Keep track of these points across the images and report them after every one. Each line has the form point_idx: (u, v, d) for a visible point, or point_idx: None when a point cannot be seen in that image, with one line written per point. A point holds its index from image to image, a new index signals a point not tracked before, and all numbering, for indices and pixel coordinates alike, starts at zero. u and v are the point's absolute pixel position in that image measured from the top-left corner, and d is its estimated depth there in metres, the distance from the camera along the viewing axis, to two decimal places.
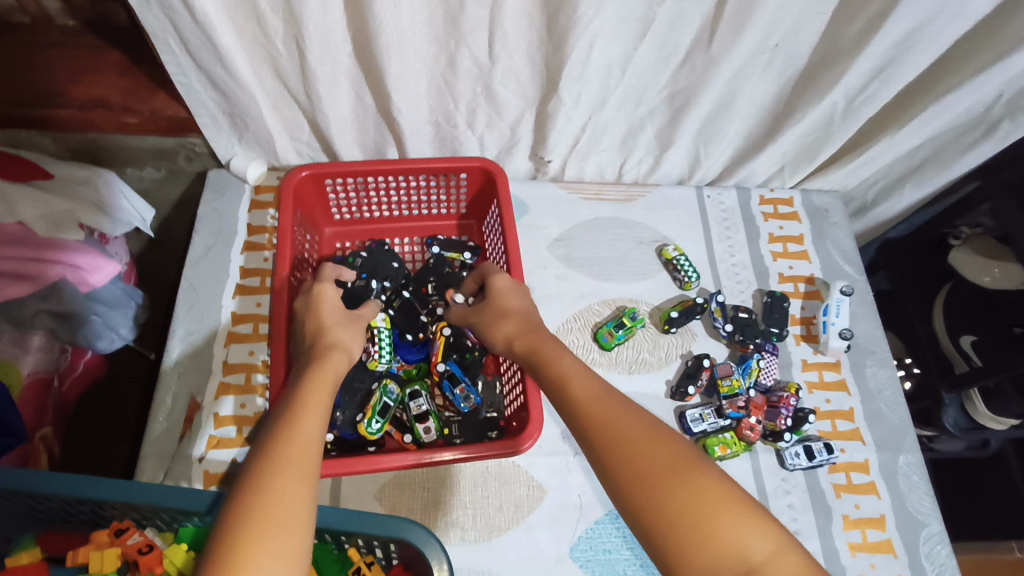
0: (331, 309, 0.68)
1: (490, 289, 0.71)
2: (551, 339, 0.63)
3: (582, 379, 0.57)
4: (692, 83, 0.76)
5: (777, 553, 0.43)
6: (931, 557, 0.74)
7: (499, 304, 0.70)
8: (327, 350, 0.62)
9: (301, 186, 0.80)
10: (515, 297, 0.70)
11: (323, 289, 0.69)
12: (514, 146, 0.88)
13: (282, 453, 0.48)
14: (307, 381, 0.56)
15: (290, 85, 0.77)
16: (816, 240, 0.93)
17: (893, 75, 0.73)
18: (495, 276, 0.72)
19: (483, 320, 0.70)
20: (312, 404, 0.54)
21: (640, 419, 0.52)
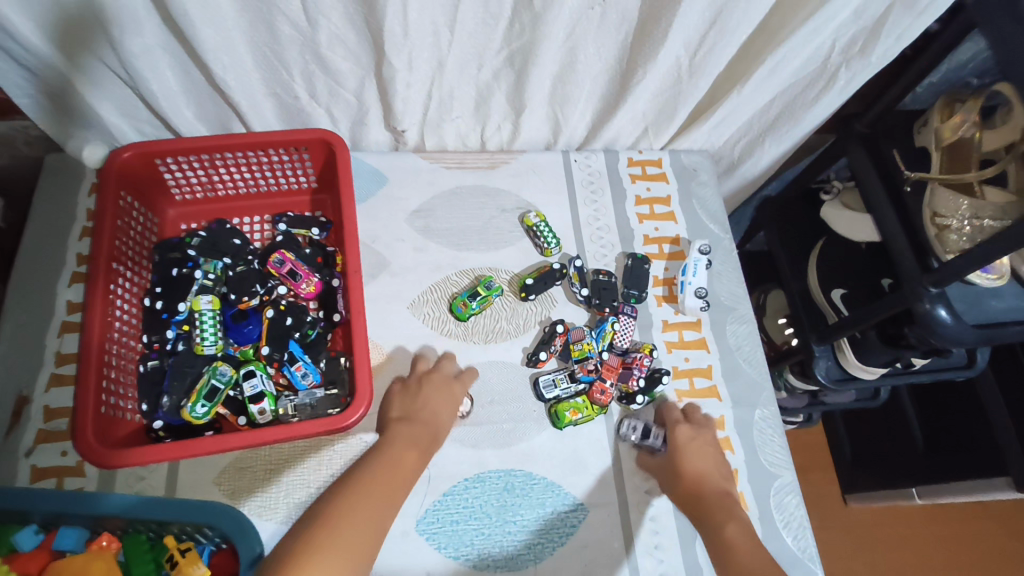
0: (443, 396, 0.72)
1: (674, 441, 0.73)
2: (719, 498, 0.68)
3: (716, 498, 0.68)
4: (526, 43, 0.74)
5: None
6: (780, 506, 0.75)
7: (689, 468, 0.71)
8: (419, 429, 0.68)
9: (128, 167, 0.75)
10: (699, 453, 0.72)
11: (455, 389, 0.73)
12: (365, 116, 0.85)
13: (363, 504, 0.55)
14: (404, 445, 0.65)
15: (104, 59, 0.73)
16: (682, 200, 0.92)
17: (727, 28, 0.72)
18: (677, 429, 0.74)
19: (663, 476, 0.72)
20: (400, 472, 0.61)
21: (746, 527, 0.64)
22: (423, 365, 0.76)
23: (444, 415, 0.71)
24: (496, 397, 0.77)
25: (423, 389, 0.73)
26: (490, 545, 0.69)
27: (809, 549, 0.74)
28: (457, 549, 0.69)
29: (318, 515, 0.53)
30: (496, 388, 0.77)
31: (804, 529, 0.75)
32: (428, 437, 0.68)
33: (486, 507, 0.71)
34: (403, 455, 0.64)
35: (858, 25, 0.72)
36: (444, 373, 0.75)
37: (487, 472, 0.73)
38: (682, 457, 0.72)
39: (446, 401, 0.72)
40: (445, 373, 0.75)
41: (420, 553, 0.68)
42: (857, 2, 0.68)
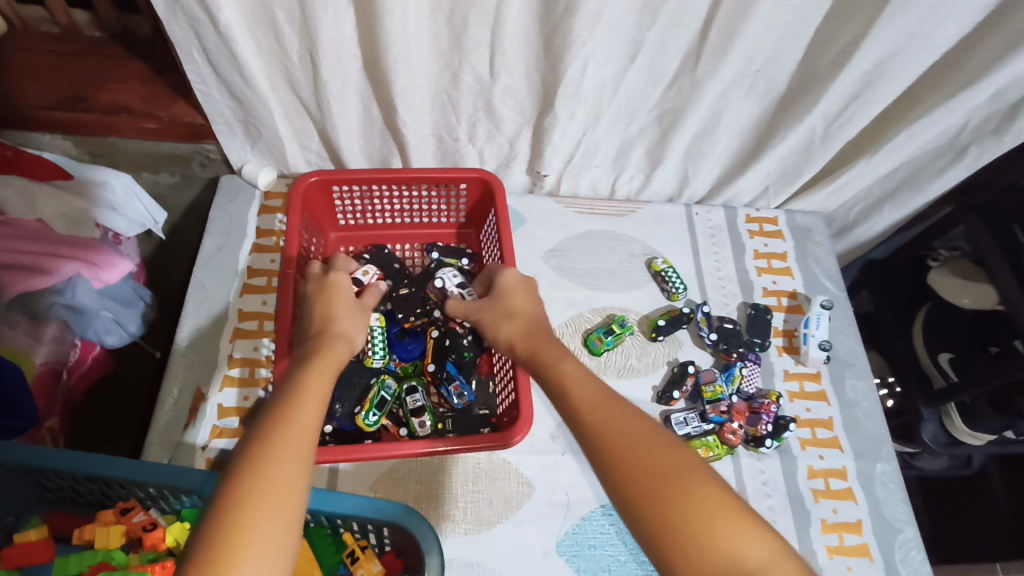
0: (342, 299, 0.70)
1: (499, 285, 0.75)
2: (553, 346, 0.64)
3: (556, 353, 0.63)
4: (679, 104, 0.82)
5: (774, 555, 0.45)
6: (906, 562, 0.77)
7: (510, 306, 0.72)
8: (328, 341, 0.63)
9: (310, 191, 0.84)
10: (523, 294, 0.73)
11: (338, 276, 0.72)
12: (513, 160, 0.93)
13: (280, 445, 0.48)
14: (315, 374, 0.57)
15: (303, 96, 0.82)
16: (799, 257, 0.97)
17: (867, 101, 0.79)
18: (503, 274, 0.75)
19: (487, 316, 0.73)
20: (311, 394, 0.54)
21: (581, 367, 0.60)
22: (317, 272, 0.74)
23: (340, 308, 0.69)
24: None
25: (320, 299, 0.70)
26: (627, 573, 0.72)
27: None
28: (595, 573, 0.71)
29: (231, 463, 0.47)
30: None
31: None
32: (334, 351, 0.62)
33: (623, 534, 0.74)
34: (315, 377, 0.57)
35: (992, 106, 0.77)
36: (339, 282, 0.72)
37: None
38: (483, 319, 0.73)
39: (340, 296, 0.70)
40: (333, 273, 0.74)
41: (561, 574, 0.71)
42: (996, 86, 0.74)
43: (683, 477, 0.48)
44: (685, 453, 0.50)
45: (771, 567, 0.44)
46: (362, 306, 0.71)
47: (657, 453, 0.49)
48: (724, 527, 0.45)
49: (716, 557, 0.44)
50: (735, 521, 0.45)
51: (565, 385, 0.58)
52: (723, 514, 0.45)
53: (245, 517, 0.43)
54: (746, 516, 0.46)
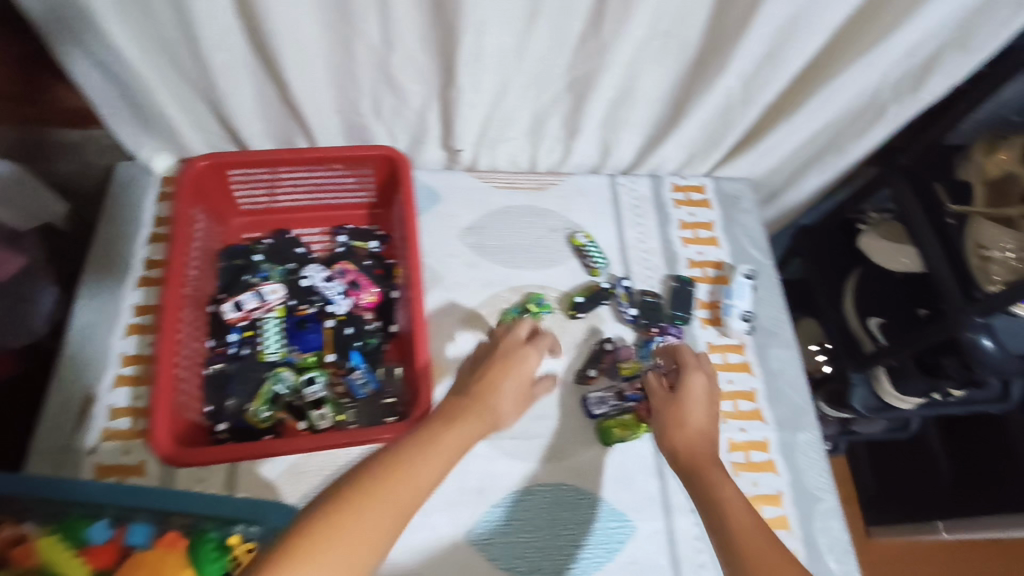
0: (510, 377, 0.66)
1: (683, 384, 0.70)
2: (717, 469, 0.64)
3: (714, 468, 0.64)
4: (589, 71, 0.77)
5: None
6: (825, 531, 0.76)
7: (687, 421, 0.68)
8: (471, 406, 0.62)
9: (202, 177, 0.79)
10: (701, 409, 0.69)
11: (529, 355, 0.69)
12: (424, 135, 0.88)
13: (388, 496, 0.49)
14: (450, 437, 0.57)
15: (187, 74, 0.76)
16: (725, 226, 0.94)
17: (782, 60, 0.75)
18: (690, 376, 0.71)
19: (665, 417, 0.69)
20: (440, 455, 0.55)
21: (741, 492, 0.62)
22: (518, 335, 0.71)
23: (504, 386, 0.66)
24: (547, 411, 0.78)
25: (499, 362, 0.68)
26: (541, 559, 0.70)
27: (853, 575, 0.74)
28: (508, 561, 0.69)
29: (342, 485, 0.49)
30: (546, 402, 0.79)
31: (847, 553, 0.75)
32: (477, 421, 0.61)
33: (538, 522, 0.72)
34: (450, 440, 0.57)
35: (910, 62, 0.74)
36: (515, 338, 0.71)
37: (537, 485, 0.74)
38: (682, 409, 0.69)
39: (512, 375, 0.67)
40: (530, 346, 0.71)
41: (471, 562, 0.69)
42: (911, 40, 0.71)
43: None
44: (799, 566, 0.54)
45: None
46: (524, 391, 0.68)
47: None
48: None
49: None
50: None
51: (724, 506, 0.60)
52: None
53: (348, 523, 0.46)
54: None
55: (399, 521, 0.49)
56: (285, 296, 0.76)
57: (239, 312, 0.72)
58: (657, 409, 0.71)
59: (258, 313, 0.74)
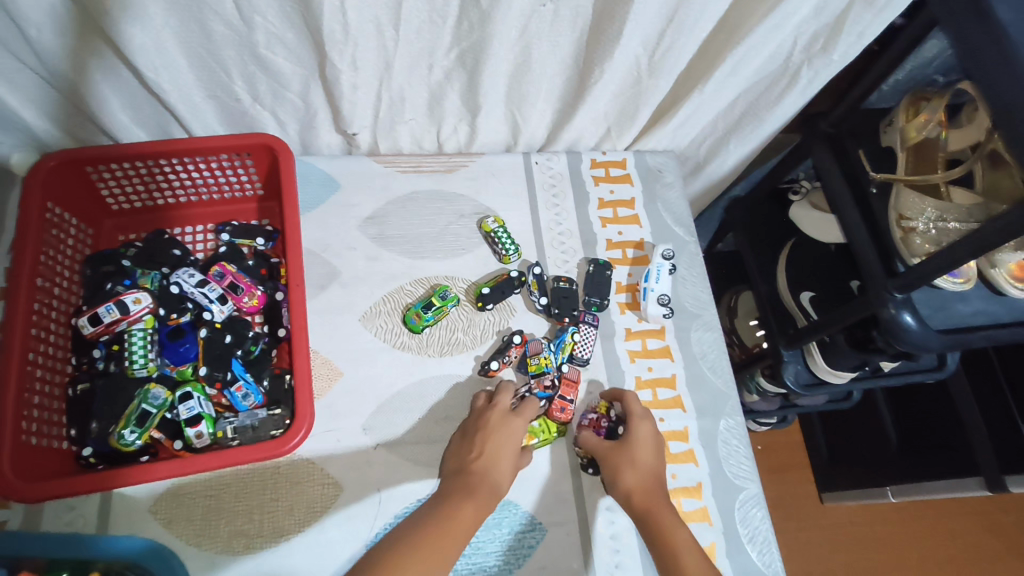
0: (509, 444, 0.67)
1: (632, 435, 0.69)
2: (670, 509, 0.62)
3: (669, 512, 0.62)
4: (476, 42, 0.71)
5: None
6: (746, 522, 0.73)
7: (635, 457, 0.67)
8: (476, 484, 0.62)
9: (56, 176, 0.71)
10: (649, 452, 0.68)
11: (514, 424, 0.68)
12: (313, 119, 0.81)
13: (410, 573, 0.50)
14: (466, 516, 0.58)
15: (27, 62, 0.68)
16: (647, 203, 0.89)
17: (683, 25, 0.69)
18: (638, 423, 0.69)
19: (610, 461, 0.67)
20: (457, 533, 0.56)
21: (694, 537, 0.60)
22: (501, 404, 0.70)
23: (504, 463, 0.65)
24: (454, 413, 0.74)
25: (489, 433, 0.67)
26: None
27: (773, 565, 0.72)
28: None
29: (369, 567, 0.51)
30: (452, 402, 0.74)
31: (768, 543, 0.72)
32: (489, 495, 0.61)
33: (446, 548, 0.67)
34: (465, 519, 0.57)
35: (820, 21, 0.69)
36: (501, 409, 0.70)
37: None
38: (631, 452, 0.67)
39: (508, 446, 0.66)
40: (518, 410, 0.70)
41: None
42: None
43: None
44: None
45: None
46: (517, 462, 0.67)
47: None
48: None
49: None
50: None
51: (677, 551, 0.58)
52: None
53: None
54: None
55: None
56: (153, 305, 0.68)
57: (98, 327, 0.65)
58: (601, 455, 0.68)
59: (121, 325, 0.66)
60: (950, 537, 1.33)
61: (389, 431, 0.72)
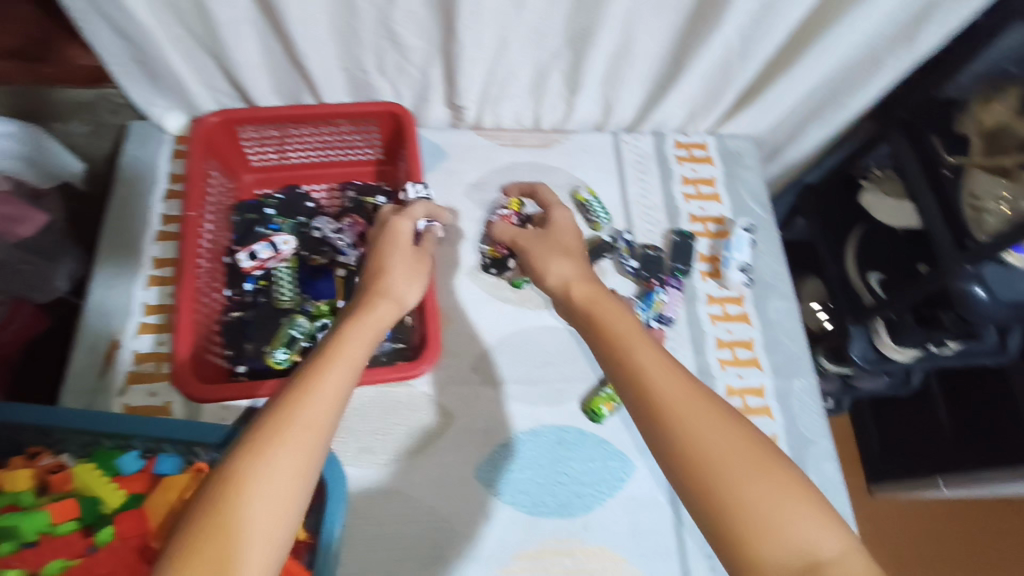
0: (399, 250, 0.68)
1: (551, 222, 0.73)
2: (611, 300, 0.61)
3: (612, 307, 0.60)
4: (586, 25, 0.79)
5: (845, 548, 0.46)
6: (818, 472, 0.79)
7: (562, 241, 0.69)
8: (384, 291, 0.63)
9: (213, 132, 0.81)
10: (573, 238, 0.71)
11: (399, 224, 0.70)
12: (429, 93, 0.90)
13: (295, 430, 0.50)
14: (351, 340, 0.57)
15: (197, 33, 0.78)
16: (727, 182, 0.96)
17: (779, 14, 0.76)
18: (557, 211, 0.74)
19: (535, 254, 0.69)
20: (343, 361, 0.55)
21: (658, 352, 0.56)
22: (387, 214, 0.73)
23: (408, 267, 0.67)
24: (550, 359, 0.82)
25: (376, 250, 0.68)
26: (543, 494, 0.74)
27: (845, 512, 0.77)
28: (512, 495, 0.73)
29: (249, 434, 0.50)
30: (550, 351, 0.82)
31: (839, 493, 0.78)
32: (386, 310, 0.62)
33: (549, 485, 0.74)
34: (351, 343, 0.57)
35: (907, 12, 0.75)
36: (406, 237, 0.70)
37: (542, 425, 0.78)
38: (545, 262, 0.67)
39: (394, 248, 0.68)
40: (396, 219, 0.71)
41: (479, 498, 0.73)
42: None
43: (758, 472, 0.48)
44: (737, 426, 0.51)
45: (842, 564, 0.45)
46: (419, 259, 0.69)
47: (713, 430, 0.50)
48: (789, 518, 0.46)
49: (793, 550, 0.45)
50: (806, 507, 0.47)
51: (636, 364, 0.54)
52: (796, 500, 0.47)
53: (262, 472, 0.47)
54: (814, 506, 0.47)
55: (314, 449, 0.50)
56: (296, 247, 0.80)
57: (254, 261, 0.76)
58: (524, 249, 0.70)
59: (272, 262, 0.77)
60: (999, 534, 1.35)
61: (494, 371, 0.80)
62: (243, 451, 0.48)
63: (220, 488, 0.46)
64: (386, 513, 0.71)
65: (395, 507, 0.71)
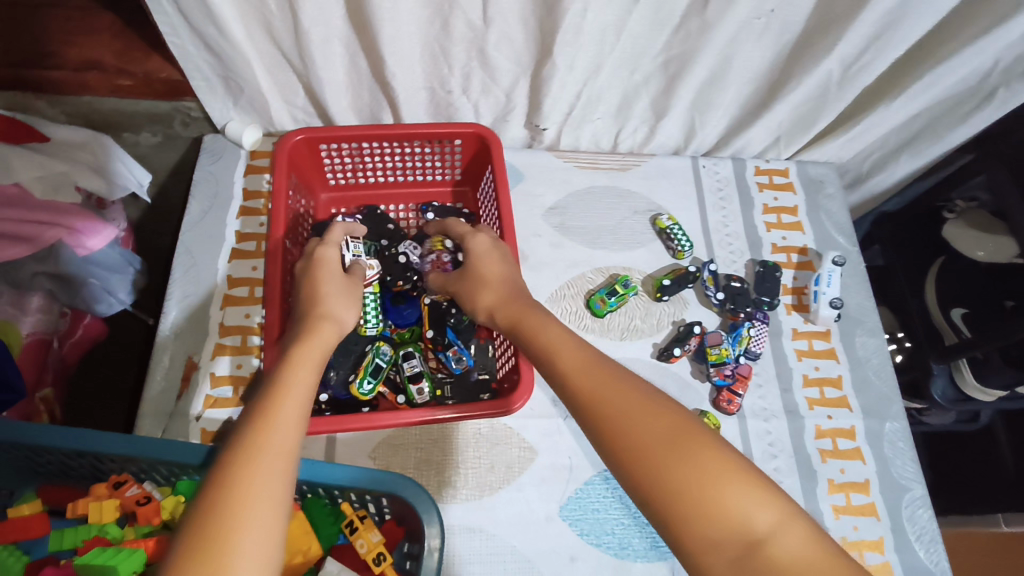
0: (330, 277, 0.66)
1: (470, 252, 0.71)
2: (535, 310, 0.60)
3: (538, 318, 0.58)
4: (686, 49, 0.76)
5: (786, 520, 0.40)
6: (913, 521, 0.76)
7: (481, 272, 0.67)
8: (317, 315, 0.61)
9: (296, 150, 0.80)
10: (494, 263, 0.68)
11: (324, 252, 0.69)
12: (510, 113, 0.88)
13: (265, 448, 0.44)
14: (298, 361, 0.53)
15: (285, 49, 0.77)
16: (809, 211, 0.93)
17: (888, 42, 0.74)
18: (473, 240, 0.71)
19: (462, 290, 0.68)
20: (296, 379, 0.51)
21: (575, 338, 0.55)
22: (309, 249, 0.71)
23: (330, 291, 0.64)
24: None
25: (308, 278, 0.66)
26: (630, 536, 0.71)
27: (940, 563, 0.74)
28: (598, 536, 0.71)
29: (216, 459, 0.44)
30: None
31: (935, 543, 0.75)
32: (326, 331, 0.59)
33: (636, 526, 0.72)
34: (300, 366, 0.53)
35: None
36: (333, 262, 0.68)
37: None
38: (476, 293, 0.66)
39: (325, 273, 0.67)
40: (322, 247, 0.70)
41: (565, 538, 0.71)
42: None
43: (679, 448, 0.42)
44: (654, 402, 0.46)
45: (785, 534, 0.39)
46: (348, 283, 0.67)
47: (639, 412, 0.45)
48: (725, 488, 0.40)
49: (738, 533, 0.39)
50: (746, 484, 0.41)
51: (564, 372, 0.51)
52: (730, 477, 0.41)
53: (240, 496, 0.41)
54: (753, 478, 0.41)
55: (285, 468, 0.44)
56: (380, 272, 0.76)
57: None
58: (454, 288, 0.70)
59: None
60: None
61: None
62: (214, 481, 0.42)
63: (185, 531, 0.39)
64: (471, 551, 0.69)
65: (479, 545, 0.69)
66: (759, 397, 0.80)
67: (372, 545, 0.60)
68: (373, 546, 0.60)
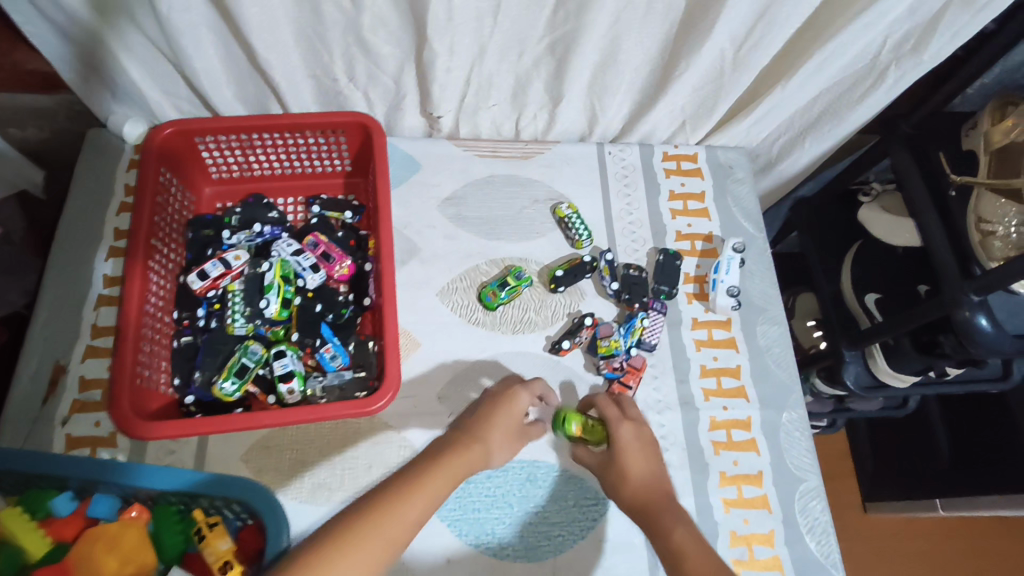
0: (505, 413, 0.66)
1: (615, 442, 0.66)
2: (670, 504, 0.61)
3: (668, 504, 0.61)
4: (569, 31, 0.73)
5: None
6: (805, 512, 0.74)
7: (625, 467, 0.64)
8: (470, 442, 0.61)
9: (169, 144, 0.76)
10: (641, 455, 0.65)
11: (519, 394, 0.67)
12: (402, 101, 0.84)
13: (369, 545, 0.47)
14: (440, 473, 0.55)
15: (151, 36, 0.73)
16: (717, 198, 0.91)
17: (776, 20, 0.71)
18: (624, 424, 0.67)
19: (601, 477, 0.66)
20: (424, 493, 0.53)
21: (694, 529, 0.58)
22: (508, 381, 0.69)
23: (495, 433, 0.64)
24: None
25: (490, 403, 0.66)
26: (510, 535, 0.70)
27: (832, 556, 0.73)
28: (477, 536, 0.69)
29: (321, 535, 0.47)
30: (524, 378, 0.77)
31: (827, 534, 0.74)
32: (472, 454, 0.60)
33: (516, 525, 0.70)
34: (438, 478, 0.55)
35: (915, 20, 0.70)
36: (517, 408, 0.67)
37: (512, 461, 0.73)
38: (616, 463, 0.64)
39: (505, 411, 0.66)
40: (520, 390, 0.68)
41: (441, 539, 0.68)
42: None
43: None
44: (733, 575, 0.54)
45: None
46: (512, 436, 0.67)
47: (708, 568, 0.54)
48: None
49: None
50: None
51: (673, 548, 0.57)
52: None
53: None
54: None
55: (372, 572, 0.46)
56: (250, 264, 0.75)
57: (205, 282, 0.72)
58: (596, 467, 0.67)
59: (225, 281, 0.73)
60: (995, 557, 1.27)
61: (462, 401, 0.75)
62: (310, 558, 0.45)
63: None
64: None
65: None
66: (655, 389, 0.78)
67: (219, 553, 0.58)
68: (220, 555, 0.58)
